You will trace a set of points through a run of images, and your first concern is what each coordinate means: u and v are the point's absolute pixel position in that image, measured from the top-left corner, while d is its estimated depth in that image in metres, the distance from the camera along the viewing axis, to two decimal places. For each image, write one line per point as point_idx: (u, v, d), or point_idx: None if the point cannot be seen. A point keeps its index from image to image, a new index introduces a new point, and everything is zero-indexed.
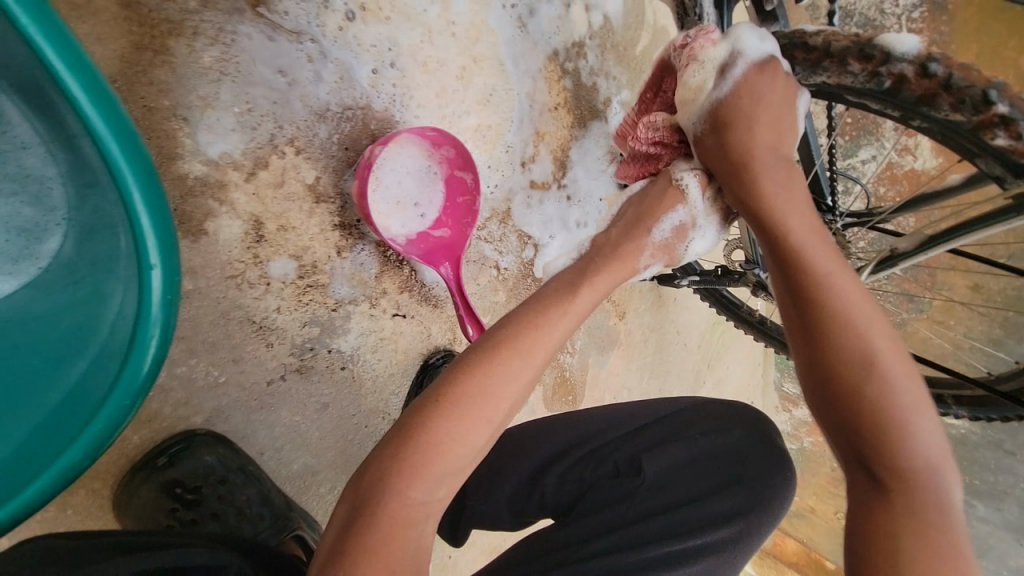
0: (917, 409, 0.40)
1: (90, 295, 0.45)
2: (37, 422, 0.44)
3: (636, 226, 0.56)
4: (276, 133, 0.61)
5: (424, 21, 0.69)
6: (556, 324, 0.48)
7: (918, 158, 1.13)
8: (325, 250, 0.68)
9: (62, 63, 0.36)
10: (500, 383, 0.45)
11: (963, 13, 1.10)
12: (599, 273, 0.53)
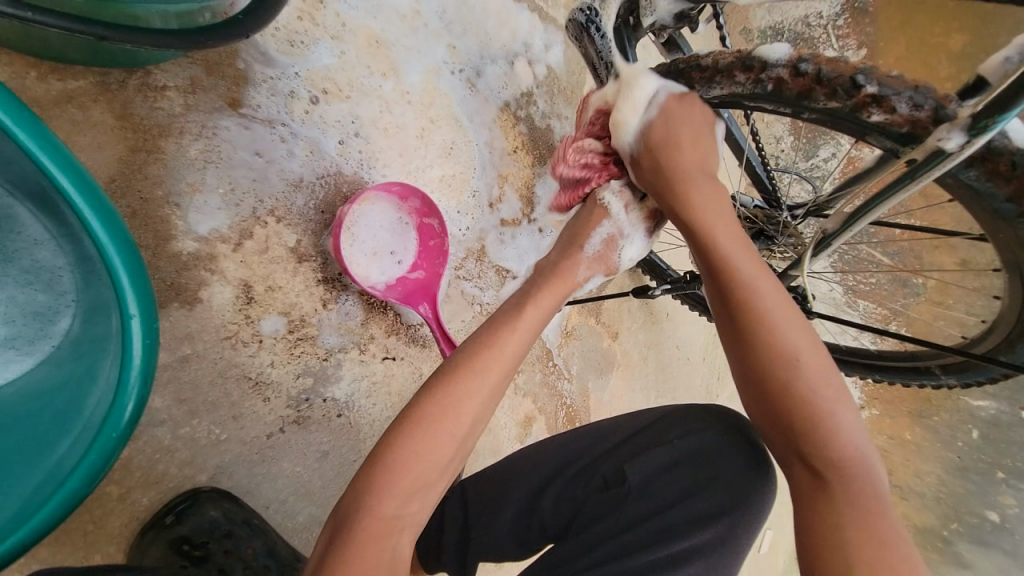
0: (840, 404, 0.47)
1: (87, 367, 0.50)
2: (27, 484, 0.46)
3: (568, 245, 0.62)
4: (258, 206, 0.69)
5: (381, 93, 0.79)
6: (506, 342, 0.54)
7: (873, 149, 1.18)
8: (311, 305, 0.74)
9: (36, 143, 0.42)
10: (461, 401, 0.51)
11: (883, 15, 1.19)
12: (544, 291, 0.59)
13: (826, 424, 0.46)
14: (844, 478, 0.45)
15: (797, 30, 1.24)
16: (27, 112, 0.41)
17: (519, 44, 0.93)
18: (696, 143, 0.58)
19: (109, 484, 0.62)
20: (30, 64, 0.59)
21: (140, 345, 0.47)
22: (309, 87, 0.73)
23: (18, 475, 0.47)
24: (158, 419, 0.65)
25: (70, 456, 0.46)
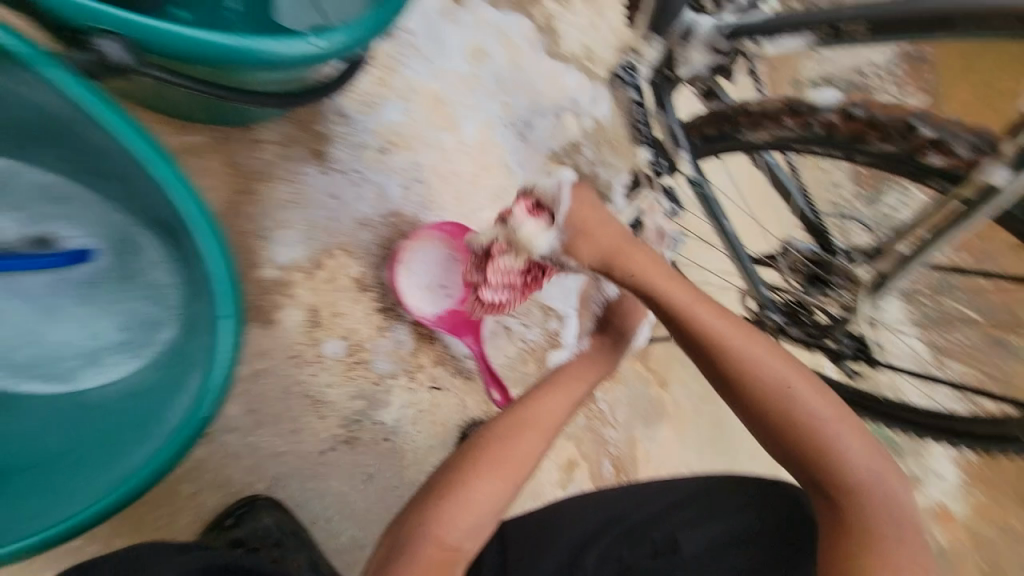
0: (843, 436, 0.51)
1: (173, 376, 0.57)
2: (105, 471, 0.51)
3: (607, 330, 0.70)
4: (330, 241, 0.79)
5: (440, 146, 0.89)
6: (553, 398, 0.63)
7: None
8: (368, 330, 0.81)
9: (162, 171, 0.50)
10: (516, 440, 0.58)
11: (945, 61, 1.16)
12: (579, 369, 0.66)
13: (840, 466, 0.49)
14: (860, 504, 0.49)
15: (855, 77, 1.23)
16: (157, 151, 0.50)
17: (568, 100, 1.01)
18: (598, 224, 0.60)
19: (184, 483, 0.70)
20: (166, 123, 0.74)
21: (227, 351, 0.53)
22: (380, 141, 0.84)
23: (98, 466, 0.53)
24: (230, 426, 0.72)
25: (143, 449, 0.51)
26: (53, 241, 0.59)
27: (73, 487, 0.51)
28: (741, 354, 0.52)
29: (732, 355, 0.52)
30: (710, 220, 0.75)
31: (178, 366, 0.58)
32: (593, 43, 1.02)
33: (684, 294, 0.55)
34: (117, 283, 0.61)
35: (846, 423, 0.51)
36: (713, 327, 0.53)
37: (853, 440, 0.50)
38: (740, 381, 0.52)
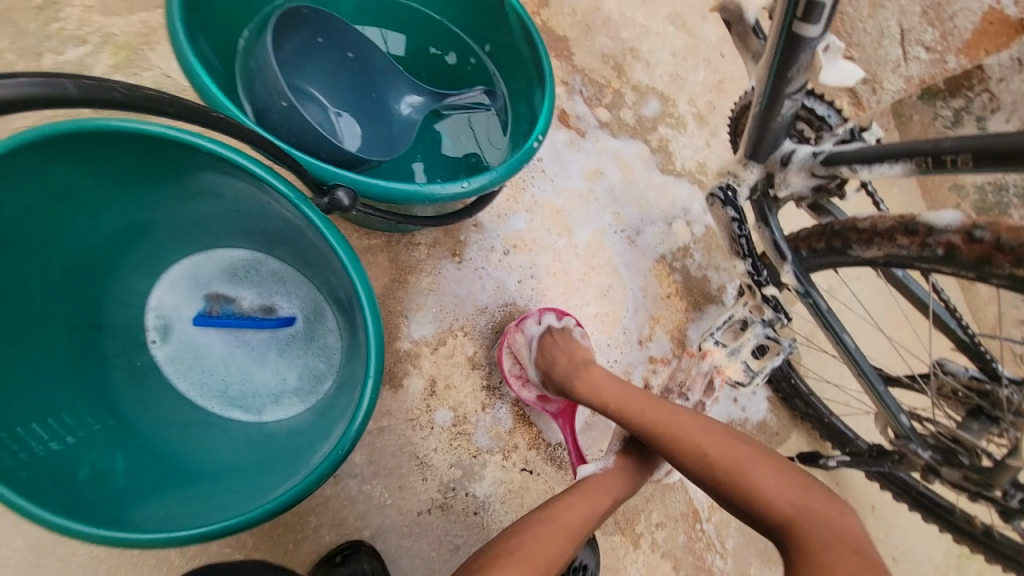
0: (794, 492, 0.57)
1: (324, 422, 0.70)
2: (259, 490, 0.63)
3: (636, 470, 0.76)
4: (453, 323, 0.94)
5: (554, 249, 1.01)
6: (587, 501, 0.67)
7: None
8: (473, 404, 0.90)
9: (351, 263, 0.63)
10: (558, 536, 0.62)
11: None
12: (605, 483, 0.70)
13: (800, 521, 0.54)
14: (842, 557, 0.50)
15: None
16: (344, 244, 0.62)
17: (677, 209, 1.09)
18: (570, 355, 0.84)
19: (312, 516, 0.82)
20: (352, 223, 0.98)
21: (367, 405, 0.62)
22: (504, 243, 0.99)
23: (255, 482, 0.65)
24: (353, 473, 0.84)
25: (291, 477, 0.62)
26: (269, 307, 0.80)
27: (236, 497, 0.64)
28: (682, 431, 0.65)
29: (673, 439, 0.65)
30: (827, 332, 0.71)
31: (329, 412, 0.71)
32: (706, 159, 1.12)
33: (634, 399, 0.72)
34: (303, 344, 0.80)
35: (792, 481, 0.58)
36: (657, 418, 0.68)
37: (800, 492, 0.56)
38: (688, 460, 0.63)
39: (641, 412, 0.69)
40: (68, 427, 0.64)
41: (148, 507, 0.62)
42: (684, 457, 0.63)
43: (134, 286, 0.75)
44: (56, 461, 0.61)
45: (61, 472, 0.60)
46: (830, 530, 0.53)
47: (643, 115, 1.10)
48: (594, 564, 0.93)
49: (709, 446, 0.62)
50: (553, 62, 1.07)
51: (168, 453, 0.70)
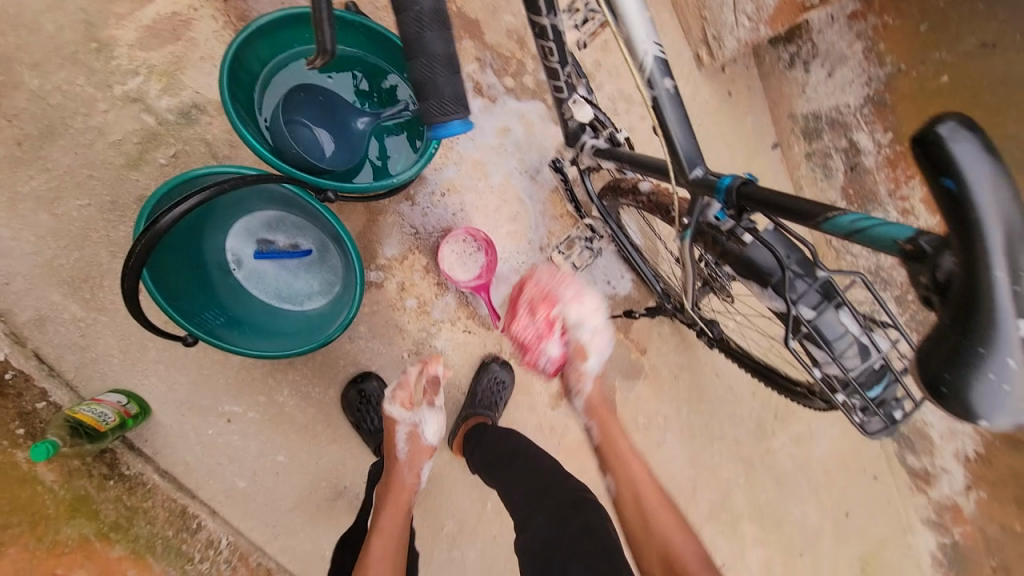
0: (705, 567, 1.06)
1: (338, 303, 1.25)
2: (313, 337, 1.21)
3: (411, 441, 1.26)
4: (411, 244, 1.45)
5: (477, 190, 1.49)
6: (392, 517, 1.14)
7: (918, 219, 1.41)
8: (430, 294, 1.47)
9: (336, 219, 1.14)
10: (383, 562, 1.07)
11: (902, 105, 1.35)
12: (396, 490, 1.19)
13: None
14: None
15: (834, 116, 1.54)
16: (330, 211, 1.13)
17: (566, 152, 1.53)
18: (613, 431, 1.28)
19: (340, 360, 1.41)
20: None
21: (359, 291, 1.17)
22: (441, 187, 1.46)
23: (310, 335, 1.22)
24: (360, 336, 1.43)
25: (329, 329, 1.20)
26: (296, 245, 1.31)
27: (302, 342, 1.21)
28: (642, 499, 1.16)
29: (627, 492, 1.19)
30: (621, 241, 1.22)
31: (340, 298, 1.26)
32: None
33: (628, 470, 1.22)
34: (320, 265, 1.32)
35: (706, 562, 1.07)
36: (632, 480, 1.20)
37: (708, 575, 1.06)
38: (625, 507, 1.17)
39: (632, 480, 1.20)
40: (212, 317, 1.19)
41: (260, 345, 1.19)
42: (630, 507, 1.17)
43: (218, 241, 1.25)
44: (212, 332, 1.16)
45: (220, 333, 1.17)
46: None
47: (541, 79, 1.48)
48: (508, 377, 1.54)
49: (662, 527, 1.11)
50: (469, 42, 1.43)
51: (264, 324, 1.25)
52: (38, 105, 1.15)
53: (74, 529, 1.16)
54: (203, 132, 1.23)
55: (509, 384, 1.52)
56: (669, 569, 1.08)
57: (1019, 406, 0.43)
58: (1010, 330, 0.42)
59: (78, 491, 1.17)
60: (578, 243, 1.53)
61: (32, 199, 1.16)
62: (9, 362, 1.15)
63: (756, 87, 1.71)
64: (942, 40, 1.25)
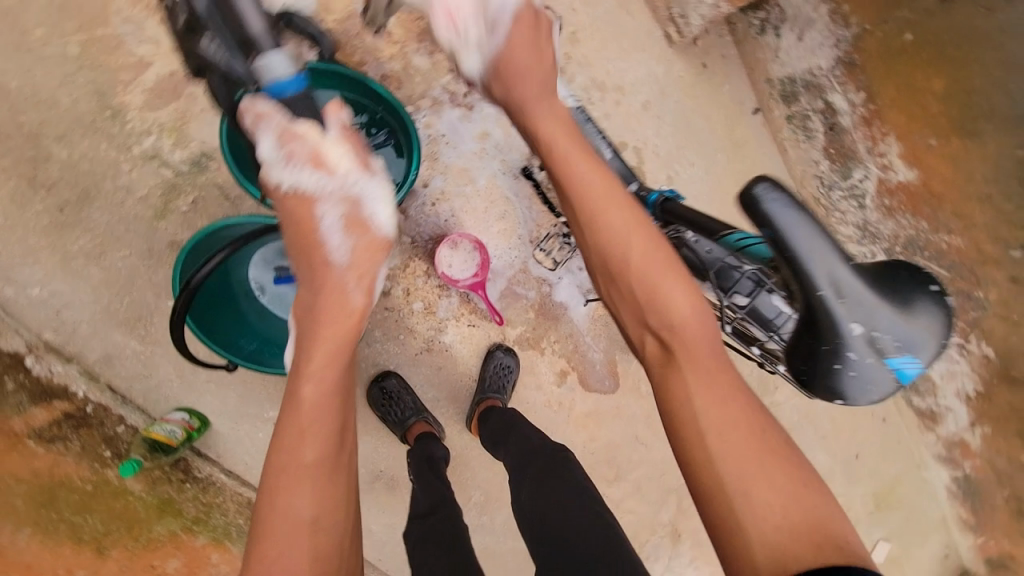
0: (675, 295, 0.89)
1: None
2: None
3: (354, 234, 0.93)
4: (411, 253, 1.60)
5: (464, 194, 1.60)
6: (297, 420, 0.86)
7: (898, 172, 1.46)
8: (433, 295, 1.64)
9: None
10: (303, 471, 0.84)
11: (870, 65, 1.39)
12: (332, 314, 0.92)
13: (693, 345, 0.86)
14: (686, 347, 0.86)
15: (810, 77, 1.55)
16: None
17: None
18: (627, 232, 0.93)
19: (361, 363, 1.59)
20: None
21: None
22: (432, 197, 1.59)
23: None
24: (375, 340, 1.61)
25: None
26: None
27: None
28: (610, 240, 0.93)
29: (606, 250, 0.93)
30: None
31: None
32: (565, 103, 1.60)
33: (607, 219, 0.94)
34: None
35: (687, 299, 0.89)
36: (614, 245, 0.93)
37: (687, 323, 0.87)
38: (598, 245, 0.94)
39: (610, 219, 0.94)
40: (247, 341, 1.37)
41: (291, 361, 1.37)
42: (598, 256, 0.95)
43: (242, 273, 1.40)
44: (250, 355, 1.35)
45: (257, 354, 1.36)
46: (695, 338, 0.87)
47: None
48: (514, 363, 1.69)
49: (644, 281, 0.90)
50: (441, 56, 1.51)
51: (287, 342, 1.40)
52: (73, 173, 1.31)
53: (163, 526, 1.34)
54: (214, 177, 1.38)
55: (515, 366, 1.69)
56: (648, 304, 0.89)
57: (867, 378, 0.76)
58: (847, 335, 0.74)
59: (162, 496, 1.37)
60: (557, 240, 1.66)
61: (82, 255, 1.34)
62: (88, 398, 1.35)
63: (732, 54, 1.70)
64: (903, 0, 1.31)
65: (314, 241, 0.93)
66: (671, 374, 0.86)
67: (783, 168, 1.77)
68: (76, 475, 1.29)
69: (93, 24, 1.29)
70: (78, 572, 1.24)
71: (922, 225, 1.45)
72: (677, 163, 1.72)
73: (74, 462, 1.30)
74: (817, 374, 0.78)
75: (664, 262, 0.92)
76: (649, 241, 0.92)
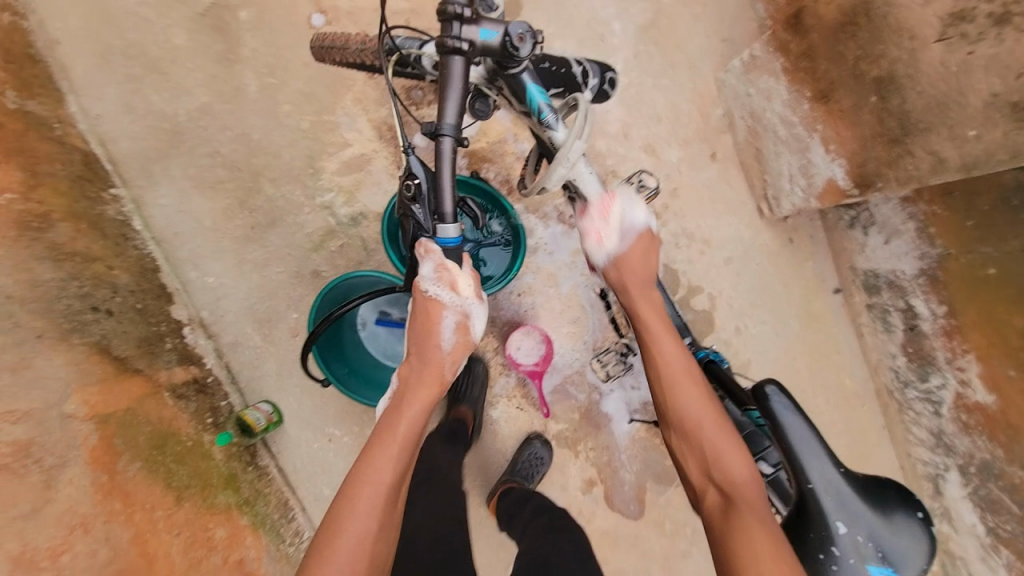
0: (729, 446, 1.06)
1: None
2: None
3: (459, 335, 1.09)
4: (489, 330, 1.84)
5: (547, 293, 1.84)
6: (387, 446, 0.97)
7: (975, 390, 1.48)
8: (495, 371, 1.83)
9: None
10: (377, 493, 0.92)
11: (953, 284, 1.45)
12: (425, 383, 1.07)
13: (745, 493, 1.01)
14: (740, 497, 1.00)
15: (895, 277, 1.63)
16: None
17: None
18: (690, 385, 1.14)
19: None
20: None
21: None
22: (520, 289, 1.84)
23: None
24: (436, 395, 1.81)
25: None
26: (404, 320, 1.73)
27: None
28: (674, 392, 1.14)
29: (671, 398, 1.14)
30: None
31: None
32: (654, 242, 1.83)
33: (671, 371, 1.16)
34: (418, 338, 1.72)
35: (738, 453, 1.05)
36: (677, 394, 1.13)
37: (739, 475, 1.03)
38: (666, 397, 1.15)
39: (671, 365, 1.17)
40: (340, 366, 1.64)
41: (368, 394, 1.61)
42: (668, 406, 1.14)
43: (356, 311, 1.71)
44: (339, 379, 1.61)
45: (345, 380, 1.62)
46: (745, 489, 1.01)
47: None
48: (547, 455, 1.79)
49: (700, 428, 1.09)
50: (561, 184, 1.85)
51: (378, 377, 1.68)
52: (271, 204, 1.74)
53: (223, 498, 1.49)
54: (361, 233, 1.77)
55: (547, 460, 1.78)
56: (705, 465, 1.07)
57: None
58: (836, 533, 0.95)
59: (231, 470, 1.55)
60: (614, 355, 1.82)
61: (252, 263, 1.74)
62: (212, 371, 1.66)
63: (819, 236, 1.81)
64: (989, 238, 1.37)
65: (430, 332, 1.08)
66: (734, 535, 0.94)
67: (856, 352, 1.78)
68: (182, 431, 1.49)
69: (324, 110, 1.76)
70: (157, 513, 1.33)
71: (997, 452, 1.45)
72: (748, 318, 1.82)
73: (184, 419, 1.52)
74: (806, 560, 0.95)
75: (719, 421, 1.10)
76: (708, 398, 1.12)
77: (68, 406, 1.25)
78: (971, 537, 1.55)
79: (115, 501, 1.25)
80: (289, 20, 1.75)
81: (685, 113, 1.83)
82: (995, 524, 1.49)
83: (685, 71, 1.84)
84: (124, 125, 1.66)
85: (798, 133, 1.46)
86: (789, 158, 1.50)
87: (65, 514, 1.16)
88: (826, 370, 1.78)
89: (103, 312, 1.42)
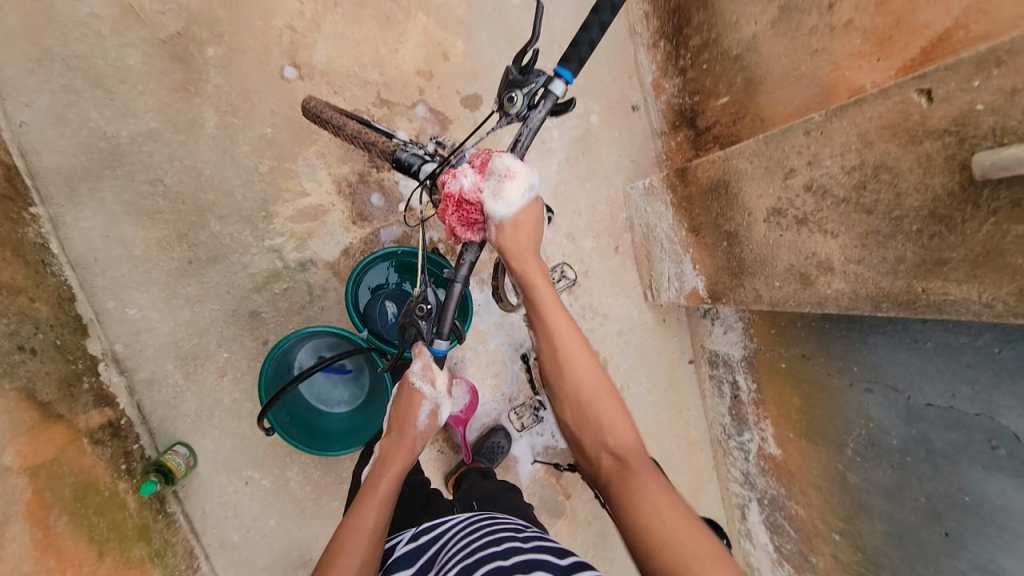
0: (617, 409, 1.03)
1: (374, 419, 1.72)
2: (353, 442, 1.69)
3: (430, 421, 1.25)
4: None
5: (475, 349, 2.10)
6: (370, 501, 1.09)
7: (769, 444, 2.09)
8: None
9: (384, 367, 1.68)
10: (363, 536, 1.02)
11: (761, 370, 2.06)
12: (397, 453, 1.21)
13: (635, 454, 0.98)
14: (631, 458, 0.97)
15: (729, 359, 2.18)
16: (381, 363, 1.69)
17: None
18: (567, 343, 1.08)
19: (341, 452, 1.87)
20: None
21: None
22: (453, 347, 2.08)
23: (351, 441, 1.70)
24: None
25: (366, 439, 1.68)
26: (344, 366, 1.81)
27: (347, 444, 1.69)
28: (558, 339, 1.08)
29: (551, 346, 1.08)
30: None
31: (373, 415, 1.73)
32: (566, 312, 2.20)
33: (560, 330, 1.09)
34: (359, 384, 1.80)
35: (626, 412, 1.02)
36: (559, 345, 1.07)
37: (625, 428, 1.00)
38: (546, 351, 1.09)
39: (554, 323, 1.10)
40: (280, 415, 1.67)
41: (313, 443, 1.67)
42: (550, 368, 1.08)
43: (294, 352, 1.70)
44: (285, 427, 1.65)
45: (286, 428, 1.65)
46: (633, 450, 0.99)
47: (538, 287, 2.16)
48: (504, 444, 2.07)
49: (578, 382, 1.05)
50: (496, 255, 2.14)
51: (311, 421, 1.71)
52: (213, 239, 1.73)
53: (139, 550, 1.48)
54: (309, 278, 1.82)
55: (506, 447, 2.07)
56: (580, 412, 1.03)
57: None
58: None
59: (143, 519, 1.53)
60: (528, 408, 2.15)
61: (184, 297, 1.69)
62: (124, 412, 1.60)
63: (683, 318, 2.28)
64: (783, 342, 1.98)
65: (408, 416, 1.23)
66: (627, 482, 0.93)
67: (700, 412, 2.28)
68: (101, 480, 1.47)
69: (283, 158, 1.79)
70: (82, 569, 1.34)
71: (781, 489, 2.08)
72: (630, 378, 2.20)
73: (101, 466, 1.49)
74: None
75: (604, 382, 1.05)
76: (592, 355, 1.07)
77: (2, 459, 1.26)
78: (763, 550, 2.18)
79: (49, 558, 1.28)
80: (260, 67, 1.78)
81: (600, 215, 2.15)
82: (779, 543, 2.12)
83: (602, 179, 2.16)
84: (50, 138, 1.61)
85: (675, 249, 1.98)
86: (669, 264, 2.02)
87: (9, 574, 1.20)
88: (680, 423, 2.24)
89: (29, 352, 1.39)
